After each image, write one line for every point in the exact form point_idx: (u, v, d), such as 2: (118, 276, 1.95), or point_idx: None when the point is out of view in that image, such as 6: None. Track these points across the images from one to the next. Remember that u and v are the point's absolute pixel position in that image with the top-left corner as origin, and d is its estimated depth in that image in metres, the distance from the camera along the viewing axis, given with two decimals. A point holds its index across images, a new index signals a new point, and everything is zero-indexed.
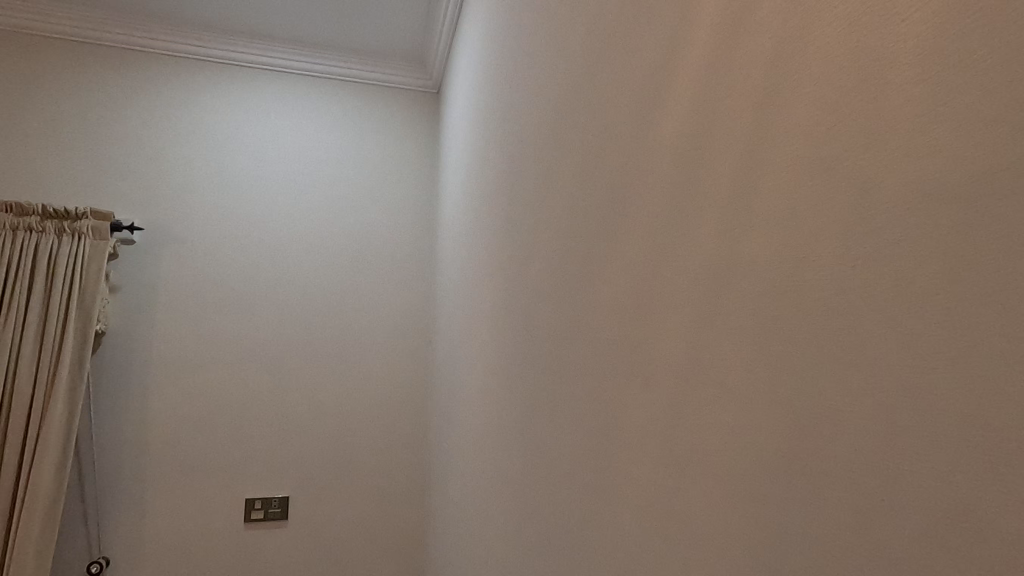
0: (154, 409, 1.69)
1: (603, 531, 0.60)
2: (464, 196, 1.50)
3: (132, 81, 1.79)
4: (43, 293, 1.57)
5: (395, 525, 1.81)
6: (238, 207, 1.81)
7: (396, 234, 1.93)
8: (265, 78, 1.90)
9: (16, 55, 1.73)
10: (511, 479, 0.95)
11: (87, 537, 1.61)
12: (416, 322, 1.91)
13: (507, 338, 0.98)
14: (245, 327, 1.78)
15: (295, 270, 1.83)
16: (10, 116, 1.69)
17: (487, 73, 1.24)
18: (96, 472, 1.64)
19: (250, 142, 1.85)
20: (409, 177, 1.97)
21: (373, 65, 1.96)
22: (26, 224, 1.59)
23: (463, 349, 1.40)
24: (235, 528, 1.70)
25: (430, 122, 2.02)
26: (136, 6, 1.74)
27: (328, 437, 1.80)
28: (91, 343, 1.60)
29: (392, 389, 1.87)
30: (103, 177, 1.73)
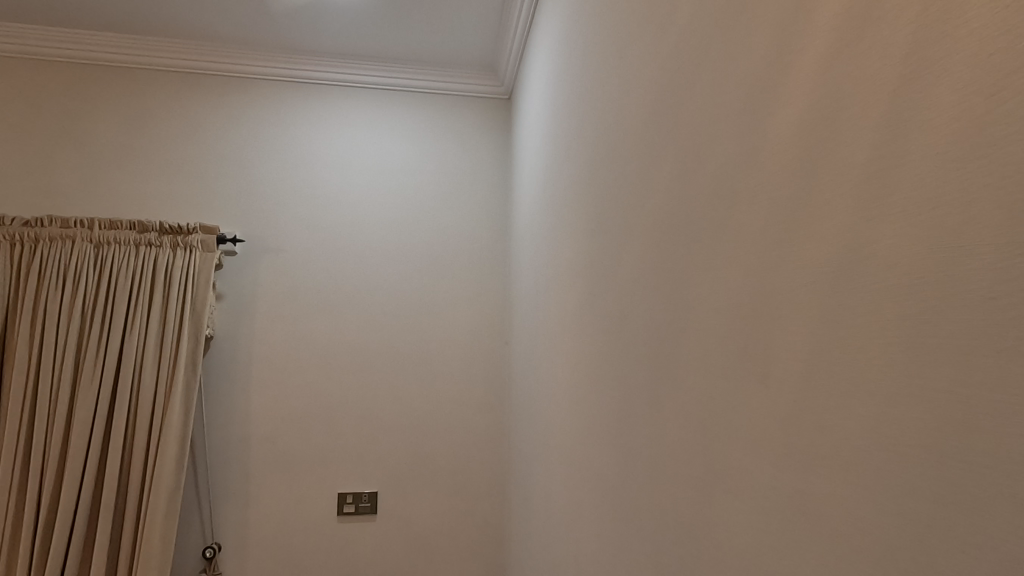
0: (256, 407, 1.82)
1: (710, 533, 0.59)
2: (542, 197, 1.52)
3: (231, 105, 1.94)
4: (161, 303, 1.73)
5: (477, 521, 1.86)
6: (327, 217, 1.93)
7: (474, 238, 1.99)
8: (349, 94, 2.00)
9: (132, 88, 1.90)
10: (603, 476, 0.96)
11: (201, 525, 1.76)
12: (495, 323, 1.96)
13: (598, 337, 0.99)
14: (334, 331, 1.88)
15: (379, 275, 1.92)
16: (128, 143, 1.87)
17: (568, 73, 1.25)
18: (208, 465, 1.78)
19: (337, 156, 1.96)
20: (485, 182, 2.02)
21: (448, 76, 2.02)
22: (147, 240, 1.76)
23: (546, 346, 1.42)
24: (329, 520, 1.80)
25: (503, 128, 2.07)
26: (233, 36, 1.88)
27: (412, 435, 1.87)
28: (203, 346, 1.75)
29: (472, 389, 1.92)
30: (208, 194, 1.88)
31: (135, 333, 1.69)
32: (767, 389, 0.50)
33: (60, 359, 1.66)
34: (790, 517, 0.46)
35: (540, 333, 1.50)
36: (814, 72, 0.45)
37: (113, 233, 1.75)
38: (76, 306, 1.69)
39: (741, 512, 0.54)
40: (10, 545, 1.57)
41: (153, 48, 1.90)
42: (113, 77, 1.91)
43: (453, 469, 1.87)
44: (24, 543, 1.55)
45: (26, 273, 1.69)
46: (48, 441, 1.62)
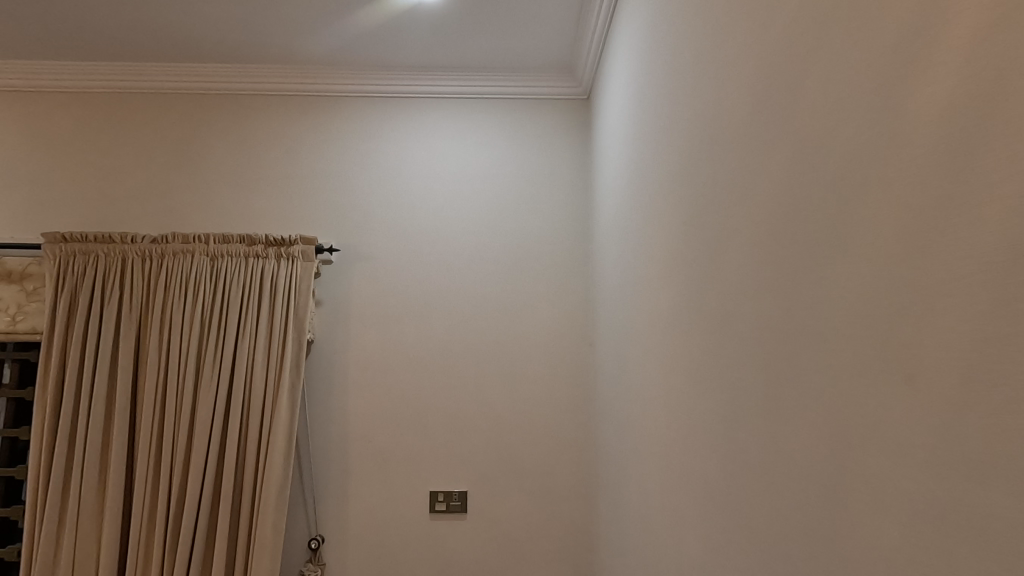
0: (353, 407, 1.92)
1: (842, 539, 0.56)
2: (627, 197, 1.50)
3: (324, 122, 2.06)
4: (268, 309, 1.86)
5: (565, 523, 1.86)
6: (413, 224, 2.00)
7: (556, 240, 1.99)
8: (431, 105, 2.07)
9: (236, 113, 2.06)
10: (708, 480, 0.92)
11: (306, 517, 1.87)
12: (578, 324, 1.95)
13: (698, 337, 0.96)
14: (423, 334, 1.95)
15: (464, 279, 1.97)
16: (236, 163, 2.03)
17: (655, 67, 1.22)
18: (311, 461, 1.89)
19: (421, 165, 2.03)
20: (565, 184, 2.02)
21: (526, 81, 2.04)
22: (254, 252, 1.89)
23: (636, 348, 1.39)
24: (423, 516, 1.87)
25: (582, 129, 2.05)
26: (323, 59, 1.98)
27: (499, 437, 1.90)
28: (305, 350, 1.87)
29: (557, 391, 1.92)
30: (305, 208, 2.01)
31: (246, 338, 1.84)
32: (914, 387, 0.46)
33: (184, 363, 1.82)
34: (948, 525, 0.43)
35: (628, 335, 1.47)
36: (968, 45, 0.42)
37: (225, 247, 1.90)
38: (196, 315, 1.85)
39: (882, 522, 0.50)
40: (146, 530, 1.75)
41: (254, 75, 2.04)
42: (220, 104, 2.07)
43: (540, 471, 1.88)
44: (159, 529, 1.73)
45: (154, 284, 1.88)
46: (176, 438, 1.78)
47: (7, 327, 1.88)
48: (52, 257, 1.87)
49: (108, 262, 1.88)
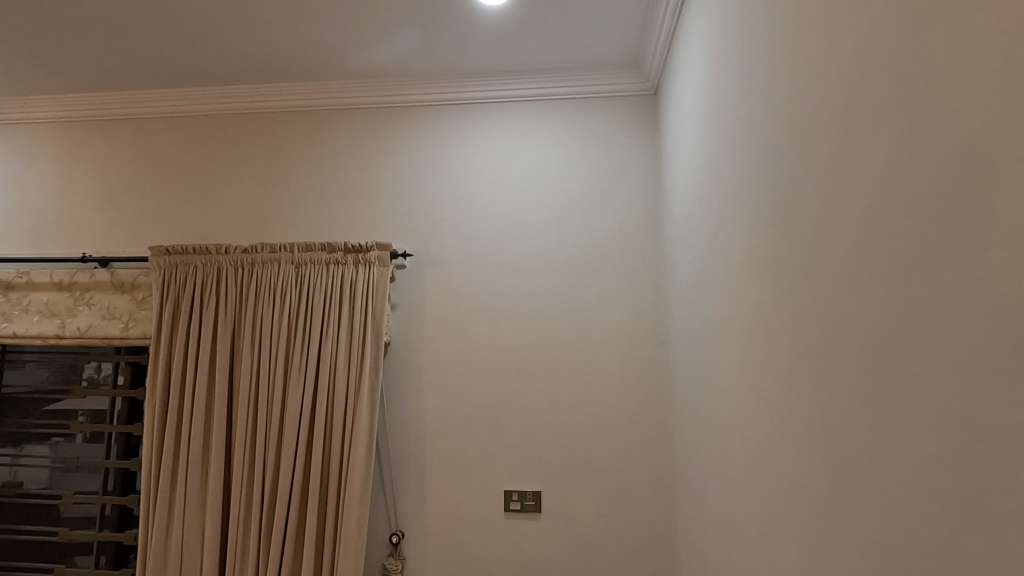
0: (429, 406, 1.98)
1: (962, 547, 0.53)
2: (701, 193, 1.46)
3: (396, 132, 2.13)
4: (348, 313, 1.95)
5: (641, 526, 1.83)
6: (482, 228, 2.03)
7: (626, 238, 1.96)
8: (498, 109, 2.10)
9: (315, 128, 2.18)
10: (803, 485, 0.88)
11: (387, 513, 1.94)
12: (651, 323, 1.92)
13: (790, 334, 0.92)
14: (494, 335, 1.98)
15: (533, 281, 1.98)
16: (316, 175, 2.15)
17: (731, 56, 1.18)
18: (390, 458, 1.97)
19: (489, 169, 2.06)
20: (634, 181, 1.99)
21: (591, 80, 2.03)
22: (335, 259, 1.99)
23: (716, 349, 1.35)
24: (499, 515, 1.89)
25: (650, 124, 2.02)
26: (394, 72, 2.05)
27: (573, 437, 1.90)
28: (383, 352, 1.94)
29: (630, 392, 1.89)
30: (380, 215, 2.09)
31: (328, 341, 1.93)
32: None
33: (274, 365, 1.94)
34: None
35: (706, 334, 1.43)
36: None
37: (308, 255, 2.01)
38: (284, 319, 1.96)
39: (1012, 531, 0.47)
40: (244, 521, 1.88)
41: (330, 91, 2.15)
42: (300, 120, 2.19)
43: (614, 472, 1.86)
44: (255, 521, 1.85)
45: (246, 291, 2.01)
46: (268, 436, 1.90)
47: (121, 333, 2.08)
48: (158, 268, 2.05)
49: (205, 272, 2.04)
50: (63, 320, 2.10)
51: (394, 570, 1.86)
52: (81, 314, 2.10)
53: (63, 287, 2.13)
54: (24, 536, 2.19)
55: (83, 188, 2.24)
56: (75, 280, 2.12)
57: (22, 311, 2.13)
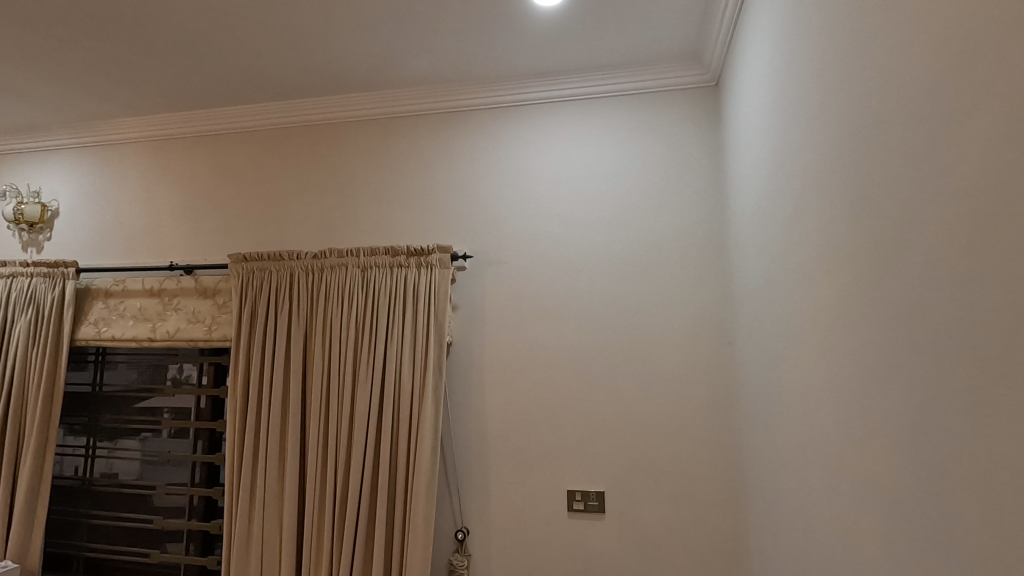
0: (490, 405, 2.00)
1: None
2: (768, 185, 1.41)
3: (453, 137, 2.18)
4: (412, 315, 2.01)
5: (709, 529, 1.79)
6: (541, 228, 2.04)
7: (688, 234, 1.92)
8: (554, 109, 2.10)
9: (376, 136, 2.25)
10: (888, 490, 0.84)
11: (452, 509, 1.98)
12: (716, 321, 1.87)
13: (871, 330, 0.87)
14: (554, 335, 1.98)
15: (593, 280, 1.97)
16: (378, 182, 2.22)
17: (799, 42, 1.14)
18: (454, 456, 2.01)
19: (546, 169, 2.07)
20: (695, 176, 1.94)
21: (649, 75, 2.00)
22: (398, 262, 2.05)
23: (788, 347, 1.30)
24: (562, 514, 1.89)
25: (711, 117, 1.97)
26: (451, 77, 2.10)
27: (635, 437, 1.87)
28: (445, 352, 1.98)
29: (695, 391, 1.85)
30: (439, 218, 2.14)
31: (394, 342, 1.99)
32: None
33: (343, 366, 2.02)
34: None
35: (777, 332, 1.38)
36: None
37: (373, 258, 2.08)
38: (351, 321, 2.04)
39: None
40: (318, 515, 1.97)
41: (390, 100, 2.22)
42: (362, 129, 2.27)
43: (679, 474, 1.83)
44: (328, 515, 1.93)
45: (317, 295, 2.11)
46: (339, 433, 1.98)
47: (204, 336, 2.22)
48: (237, 275, 2.18)
49: (279, 277, 2.15)
50: (154, 324, 2.27)
51: (460, 566, 1.90)
52: (169, 318, 2.26)
53: (153, 293, 2.30)
54: (123, 522, 2.39)
55: (168, 201, 2.42)
56: (163, 287, 2.29)
57: (119, 315, 2.32)
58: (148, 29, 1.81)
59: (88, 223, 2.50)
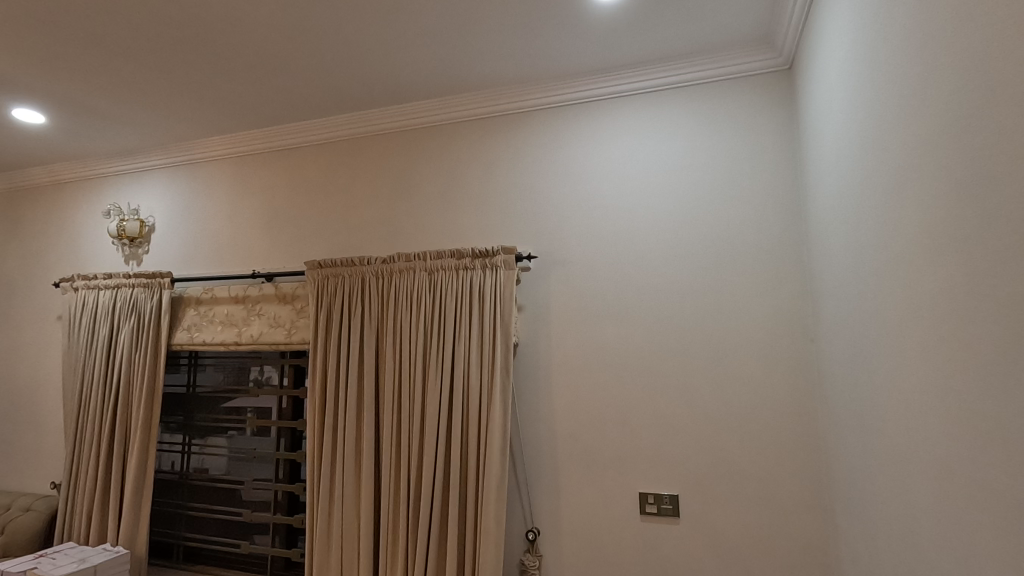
0: (558, 406, 1.99)
1: None
2: (853, 171, 1.32)
3: (515, 138, 2.19)
4: (479, 316, 2.03)
5: (793, 537, 1.69)
6: (606, 225, 2.01)
7: (763, 227, 1.83)
8: (617, 104, 2.07)
9: (440, 142, 2.30)
10: (1008, 501, 0.76)
11: (522, 510, 1.99)
12: (796, 317, 1.77)
13: (986, 325, 0.79)
14: (623, 335, 1.95)
15: (662, 277, 1.92)
16: (443, 186, 2.27)
17: (888, 15, 1.06)
18: (523, 457, 2.01)
19: (611, 166, 2.04)
20: (770, 166, 1.85)
21: (716, 62, 1.93)
22: (463, 264, 2.08)
23: (881, 343, 1.21)
24: (635, 517, 1.85)
25: (786, 102, 1.87)
26: (512, 79, 2.11)
27: (711, 439, 1.80)
28: (513, 353, 1.99)
29: (775, 393, 1.76)
30: (503, 219, 2.16)
31: (462, 343, 2.02)
32: None
33: (413, 367, 2.07)
34: None
35: (868, 327, 1.28)
36: None
37: (440, 261, 2.11)
38: (421, 323, 2.09)
39: None
40: (393, 513, 2.03)
41: (453, 105, 2.26)
42: (427, 136, 2.33)
43: (759, 478, 1.74)
44: (403, 513, 1.98)
45: (387, 299, 2.18)
46: (411, 434, 2.04)
47: (285, 339, 2.34)
48: (313, 281, 2.28)
49: (351, 282, 2.23)
50: (240, 329, 2.42)
51: (532, 567, 1.90)
52: (253, 323, 2.41)
53: (238, 300, 2.45)
54: (215, 514, 2.55)
55: (249, 213, 2.57)
56: (247, 293, 2.44)
57: (209, 321, 2.50)
58: (228, 53, 1.93)
59: (180, 236, 2.71)
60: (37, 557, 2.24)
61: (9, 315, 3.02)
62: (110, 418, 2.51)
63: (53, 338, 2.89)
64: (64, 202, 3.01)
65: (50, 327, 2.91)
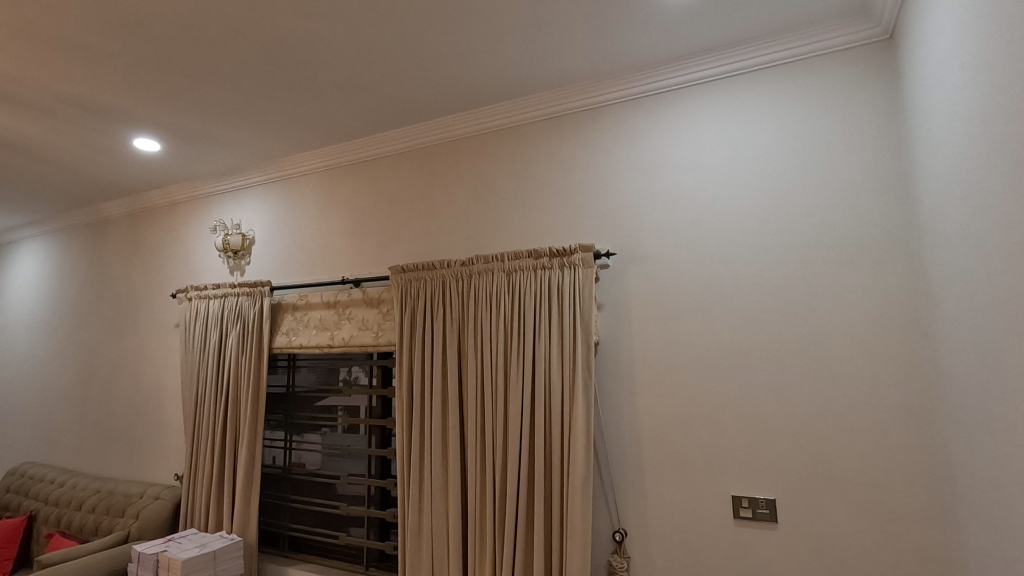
0: (642, 405, 1.95)
1: None
2: (970, 146, 1.19)
3: (590, 135, 2.17)
4: (558, 316, 2.02)
5: (910, 548, 1.55)
6: (686, 218, 1.95)
7: (862, 213, 1.70)
8: (696, 92, 2.00)
9: (514, 144, 2.32)
10: None
11: (609, 511, 1.96)
12: (905, 309, 1.62)
13: None
14: (709, 331, 1.87)
15: (749, 269, 1.83)
16: (518, 187, 2.29)
17: None
18: (607, 457, 1.99)
19: (690, 157, 1.97)
20: (869, 145, 1.71)
21: (804, 39, 1.81)
22: (541, 264, 2.08)
23: (1009, 335, 1.08)
24: (728, 521, 1.78)
25: (886, 75, 1.72)
26: (585, 75, 2.09)
27: (810, 440, 1.70)
28: (594, 352, 1.97)
29: (882, 391, 1.63)
30: (580, 217, 2.14)
31: (542, 343, 2.02)
32: None
33: (495, 367, 2.11)
34: None
35: (991, 319, 1.16)
36: None
37: (517, 262, 2.13)
38: (501, 324, 2.11)
39: None
40: (480, 511, 2.07)
41: (526, 106, 2.27)
42: (501, 137, 2.36)
43: (866, 482, 1.62)
44: (490, 510, 2.02)
45: (468, 300, 2.22)
46: (495, 433, 2.07)
47: (373, 341, 2.46)
48: (397, 285, 2.38)
49: (433, 285, 2.30)
50: (332, 333, 2.57)
51: (620, 568, 1.87)
52: (344, 327, 2.55)
53: (330, 305, 2.61)
54: (315, 506, 2.72)
55: (336, 223, 2.72)
56: (338, 299, 2.59)
57: (304, 326, 2.67)
58: (315, 74, 2.05)
59: (276, 247, 2.91)
60: (166, 541, 2.49)
61: (136, 323, 3.38)
62: (222, 416, 2.75)
63: (172, 344, 3.21)
64: (177, 220, 3.33)
65: (170, 333, 3.23)
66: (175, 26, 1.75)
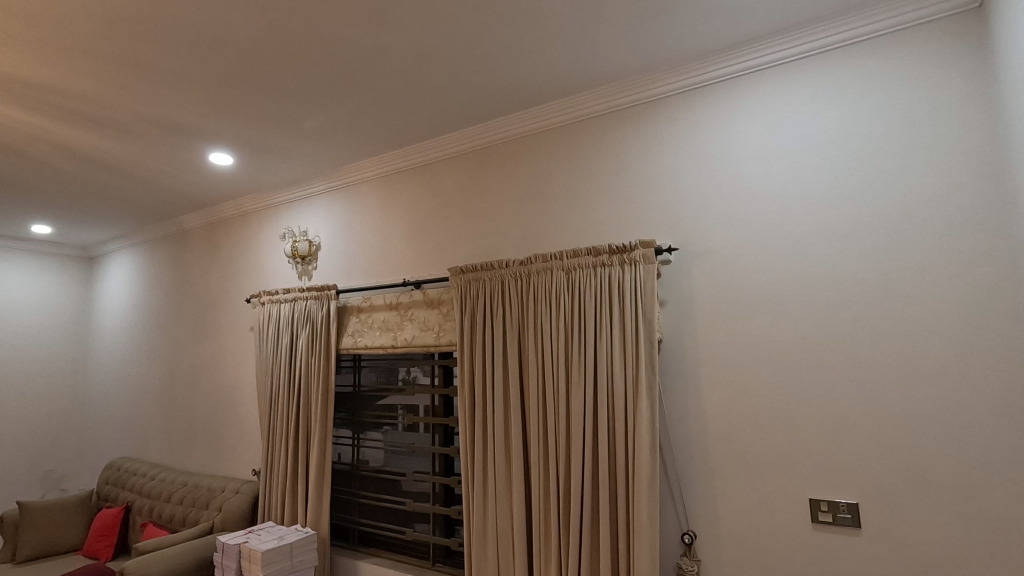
0: (709, 403, 1.89)
1: None
2: None
3: (648, 128, 2.13)
4: (619, 314, 1.99)
5: (1015, 560, 1.43)
6: (752, 209, 1.88)
7: (950, 198, 1.58)
8: (760, 79, 1.92)
9: (570, 141, 2.31)
10: None
11: (676, 513, 1.91)
12: (1002, 299, 1.50)
13: None
14: (780, 327, 1.79)
15: (822, 261, 1.74)
16: (575, 185, 2.27)
17: None
18: (673, 457, 1.94)
19: (754, 146, 1.90)
20: (957, 124, 1.59)
21: (880, 15, 1.71)
22: (601, 261, 2.05)
23: None
24: (806, 526, 1.70)
25: (974, 47, 1.59)
26: (641, 68, 2.05)
27: (895, 441, 1.59)
28: (657, 350, 1.93)
29: (978, 388, 1.51)
30: (640, 212, 2.11)
31: (603, 341, 2.00)
32: None
33: (556, 366, 2.10)
34: None
35: None
36: None
37: (576, 260, 2.11)
38: (561, 323, 2.11)
39: None
40: (544, 511, 2.06)
41: (581, 103, 2.26)
42: (556, 136, 2.35)
43: (962, 487, 1.50)
44: (554, 509, 2.02)
45: (527, 299, 2.22)
46: (557, 433, 2.06)
47: (434, 341, 2.51)
48: (457, 286, 2.41)
49: (492, 285, 2.32)
50: (395, 333, 2.65)
51: (690, 571, 1.82)
52: (406, 327, 2.61)
53: (392, 307, 2.69)
54: (382, 502, 2.80)
55: (397, 227, 2.80)
56: (400, 300, 2.66)
57: (369, 327, 2.77)
58: (374, 82, 2.11)
59: (340, 252, 3.02)
60: (247, 533, 2.64)
61: (214, 327, 3.59)
62: (294, 414, 2.88)
63: (247, 346, 3.39)
64: (249, 229, 3.52)
65: (244, 336, 3.41)
66: (245, 45, 1.85)
